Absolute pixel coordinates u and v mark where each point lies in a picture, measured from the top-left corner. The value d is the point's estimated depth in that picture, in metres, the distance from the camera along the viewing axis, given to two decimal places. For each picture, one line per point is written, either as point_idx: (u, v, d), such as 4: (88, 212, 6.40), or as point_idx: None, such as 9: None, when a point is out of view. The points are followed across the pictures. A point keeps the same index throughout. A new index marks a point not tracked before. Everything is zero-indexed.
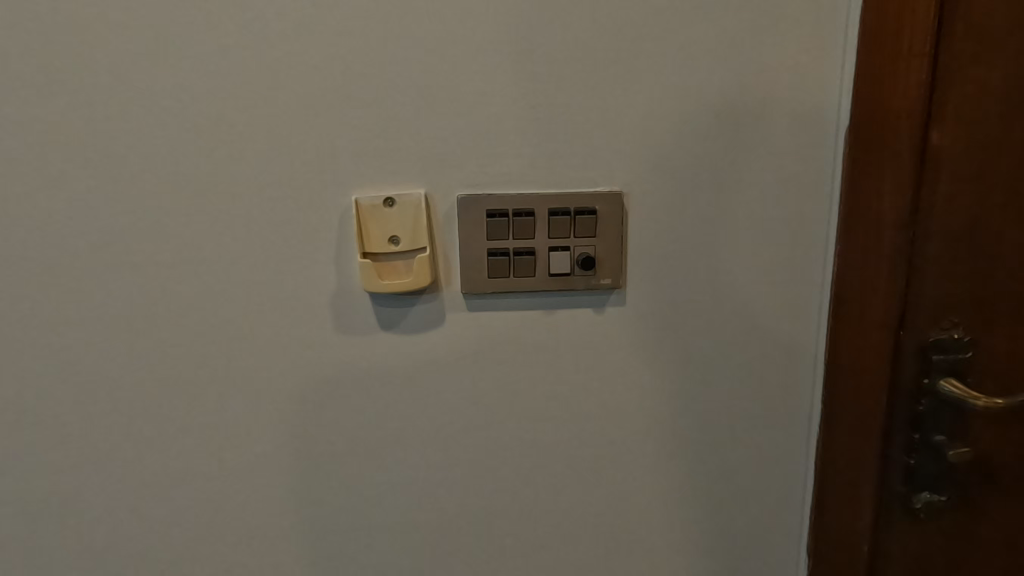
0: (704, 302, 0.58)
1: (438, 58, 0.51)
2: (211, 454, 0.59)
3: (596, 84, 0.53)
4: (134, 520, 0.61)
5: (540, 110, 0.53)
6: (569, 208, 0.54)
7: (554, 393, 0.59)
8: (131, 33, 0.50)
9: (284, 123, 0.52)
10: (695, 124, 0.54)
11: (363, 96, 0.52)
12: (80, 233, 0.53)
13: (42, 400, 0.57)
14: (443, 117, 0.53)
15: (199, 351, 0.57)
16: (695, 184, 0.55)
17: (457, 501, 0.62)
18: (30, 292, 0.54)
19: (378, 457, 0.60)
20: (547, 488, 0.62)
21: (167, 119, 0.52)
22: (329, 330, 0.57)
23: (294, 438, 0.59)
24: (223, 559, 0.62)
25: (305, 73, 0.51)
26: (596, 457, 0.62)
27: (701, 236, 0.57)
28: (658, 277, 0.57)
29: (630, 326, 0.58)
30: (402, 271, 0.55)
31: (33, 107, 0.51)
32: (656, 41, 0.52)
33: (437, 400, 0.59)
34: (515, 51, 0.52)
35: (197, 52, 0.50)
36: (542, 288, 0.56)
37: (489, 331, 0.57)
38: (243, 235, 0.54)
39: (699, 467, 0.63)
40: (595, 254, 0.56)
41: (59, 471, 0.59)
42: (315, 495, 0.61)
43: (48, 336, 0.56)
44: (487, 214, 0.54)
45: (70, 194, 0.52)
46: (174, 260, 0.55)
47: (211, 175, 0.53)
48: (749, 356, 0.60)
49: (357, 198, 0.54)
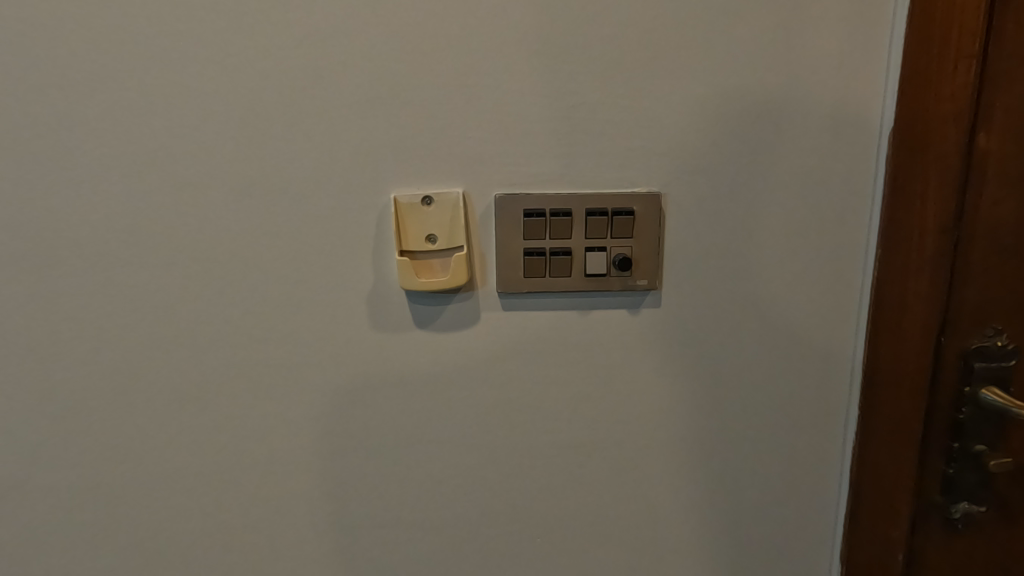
0: (741, 304, 0.58)
1: (478, 58, 0.52)
2: (246, 448, 0.60)
3: (635, 85, 0.53)
4: (170, 512, 0.62)
5: (579, 110, 0.53)
6: (606, 209, 0.54)
7: (587, 394, 0.59)
8: (177, 31, 0.51)
9: (325, 121, 0.53)
10: (735, 124, 0.54)
11: (403, 96, 0.52)
12: (124, 227, 0.55)
13: (84, 391, 0.58)
14: (482, 117, 0.53)
15: (237, 346, 0.57)
16: (734, 185, 0.55)
17: (487, 501, 0.62)
18: (75, 285, 0.56)
19: (410, 454, 0.61)
20: (577, 490, 0.62)
21: (211, 117, 0.52)
22: (365, 327, 0.57)
23: (328, 434, 0.60)
24: (256, 552, 0.63)
25: (347, 73, 0.52)
26: (627, 458, 0.61)
27: (739, 238, 0.56)
28: (695, 279, 0.57)
29: (666, 328, 0.58)
30: (439, 269, 0.55)
31: (82, 104, 0.52)
32: (698, 41, 0.52)
33: (470, 398, 0.59)
34: (554, 51, 0.52)
35: (241, 51, 0.51)
36: (577, 288, 0.56)
37: (523, 330, 0.58)
38: (283, 231, 0.55)
39: (732, 471, 0.62)
40: (631, 254, 0.55)
41: (98, 461, 0.60)
42: (346, 492, 0.62)
43: (90, 328, 0.57)
44: (524, 214, 0.54)
45: (116, 190, 0.54)
46: (214, 255, 0.55)
47: (252, 172, 0.54)
48: (785, 360, 0.59)
49: (396, 197, 0.54)
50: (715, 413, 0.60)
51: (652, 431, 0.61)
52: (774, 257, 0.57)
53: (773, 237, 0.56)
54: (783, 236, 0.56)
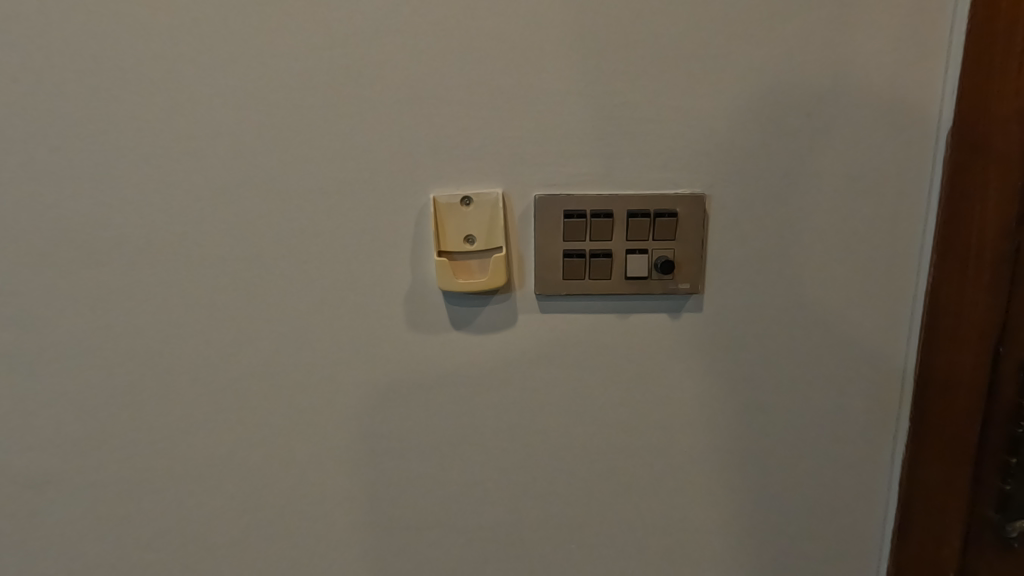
0: (787, 309, 0.56)
1: (519, 56, 0.51)
2: (281, 447, 0.60)
3: (680, 83, 0.51)
4: (206, 508, 0.62)
5: (621, 109, 0.52)
6: (648, 210, 0.53)
7: (625, 399, 0.58)
8: (220, 31, 0.51)
9: (366, 120, 0.53)
10: (783, 124, 0.52)
11: (444, 95, 0.52)
12: (165, 225, 0.55)
13: (123, 386, 0.59)
14: (522, 116, 0.52)
15: (274, 344, 0.58)
16: (782, 187, 0.53)
17: (520, 507, 0.61)
18: (117, 282, 0.56)
19: (445, 456, 0.60)
20: (612, 497, 0.61)
21: (253, 115, 0.53)
22: (402, 328, 0.57)
23: (363, 435, 0.60)
24: (291, 550, 0.63)
25: (388, 71, 0.51)
26: (665, 465, 0.60)
27: (785, 241, 0.55)
28: (739, 284, 0.55)
29: (707, 333, 0.57)
30: (477, 270, 0.55)
31: (128, 103, 0.52)
32: (746, 37, 0.50)
33: (505, 401, 0.58)
34: (597, 49, 0.51)
35: (283, 49, 0.51)
36: (617, 291, 0.55)
37: (561, 333, 0.57)
38: (322, 230, 0.55)
39: (773, 481, 0.60)
40: (673, 257, 0.54)
41: (137, 457, 0.61)
42: (380, 493, 0.61)
43: (131, 324, 0.57)
44: (565, 215, 0.53)
45: (159, 189, 0.54)
46: (253, 254, 0.56)
47: (292, 171, 0.54)
48: (832, 368, 0.57)
49: (435, 197, 0.54)
50: (758, 421, 0.59)
51: (692, 438, 0.59)
52: (822, 261, 0.55)
53: (822, 240, 0.54)
54: (832, 240, 0.54)
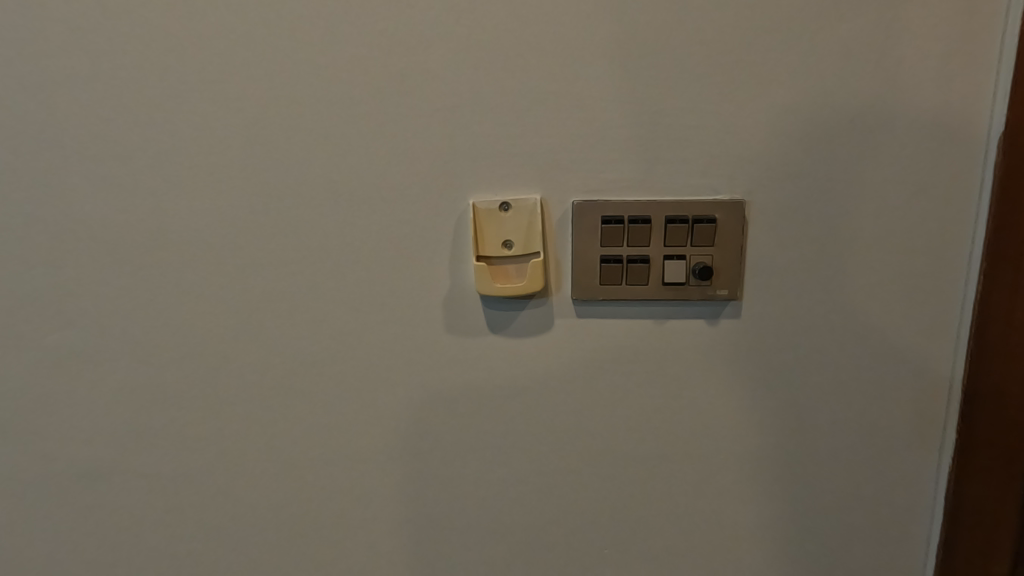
0: (827, 317, 0.55)
1: (559, 64, 0.52)
2: (322, 444, 0.62)
3: (720, 89, 0.51)
4: (250, 502, 0.65)
5: (660, 115, 0.52)
6: (687, 216, 0.53)
7: (661, 404, 0.58)
8: (270, 43, 0.53)
9: (408, 128, 0.54)
10: (826, 130, 0.51)
11: (484, 103, 0.53)
12: (216, 229, 0.57)
13: (175, 383, 0.62)
14: (561, 123, 0.53)
15: (316, 345, 0.59)
16: (824, 192, 0.53)
17: (554, 509, 0.62)
18: (171, 283, 0.59)
19: (480, 457, 0.61)
20: (646, 501, 0.61)
21: (300, 124, 0.54)
22: (440, 331, 0.58)
23: (401, 435, 0.61)
24: (331, 545, 0.65)
25: (430, 80, 0.53)
26: (700, 471, 0.60)
27: (827, 249, 0.54)
28: (779, 290, 0.55)
29: (745, 339, 0.56)
30: (515, 275, 0.56)
31: (183, 112, 0.55)
32: (787, 44, 0.50)
33: (541, 404, 0.59)
34: (637, 57, 0.51)
35: (329, 60, 0.53)
36: (654, 296, 0.55)
37: (597, 338, 0.57)
38: (365, 235, 0.56)
39: (811, 490, 0.60)
40: (711, 263, 0.54)
41: (187, 450, 0.64)
42: (417, 491, 0.63)
43: (183, 324, 0.60)
44: (602, 221, 0.54)
45: (210, 194, 0.57)
46: (298, 258, 0.58)
47: (336, 177, 0.55)
48: (874, 377, 0.56)
49: (474, 203, 0.55)
50: (796, 429, 0.58)
51: (727, 445, 0.59)
52: (865, 269, 0.54)
53: (865, 248, 0.54)
54: (876, 248, 0.54)
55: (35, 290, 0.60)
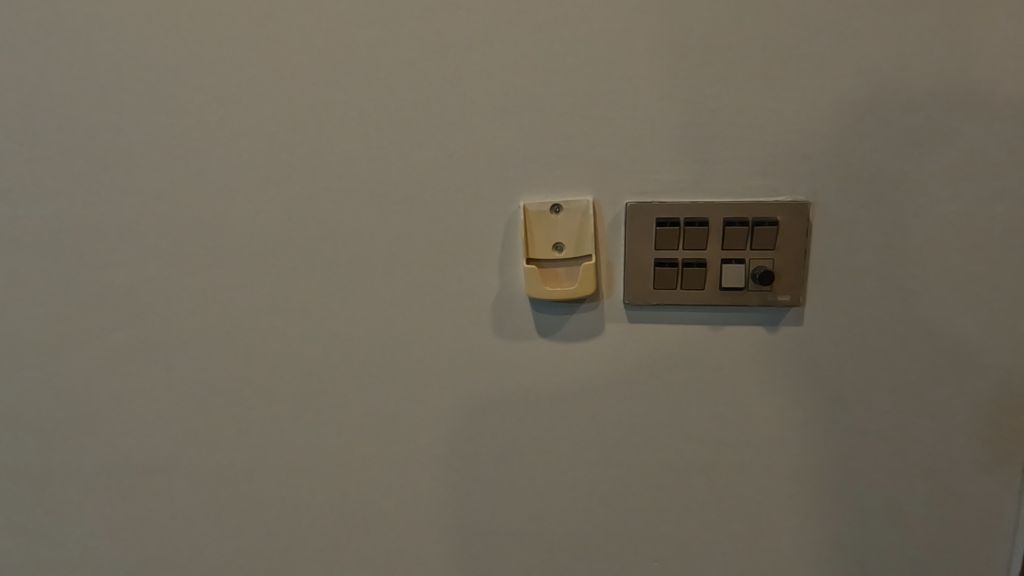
0: (896, 323, 0.53)
1: (612, 62, 0.50)
2: (368, 445, 0.62)
3: (784, 86, 0.49)
4: (297, 502, 0.65)
5: (719, 114, 0.50)
6: (746, 218, 0.51)
7: (716, 413, 0.56)
8: (322, 45, 0.53)
9: (457, 129, 0.54)
10: (897, 128, 0.49)
11: (536, 104, 0.52)
12: (267, 231, 0.58)
13: (226, 382, 0.63)
14: (615, 123, 0.52)
15: (363, 346, 0.59)
16: (894, 192, 0.50)
17: (602, 518, 0.61)
18: (223, 284, 0.60)
19: (527, 462, 0.60)
20: (699, 513, 0.59)
21: (351, 126, 0.55)
22: (488, 334, 0.57)
23: (447, 439, 0.61)
24: (375, 547, 0.65)
25: (480, 81, 0.52)
26: (756, 482, 0.58)
27: (896, 253, 0.51)
28: (842, 295, 0.53)
29: (807, 347, 0.54)
30: (565, 278, 0.54)
31: (237, 116, 0.56)
32: (856, 37, 0.48)
33: (589, 410, 0.58)
34: (694, 53, 0.50)
35: (380, 62, 0.53)
36: (710, 301, 0.53)
37: (649, 344, 0.55)
38: (413, 237, 0.56)
39: (876, 504, 0.57)
40: (772, 268, 0.52)
41: (236, 448, 0.64)
42: (465, 497, 0.62)
43: (234, 324, 0.61)
44: (657, 223, 0.52)
45: (262, 196, 0.57)
46: (347, 259, 0.58)
47: (386, 179, 0.55)
48: (947, 387, 0.53)
49: (525, 205, 0.54)
50: (859, 441, 0.56)
51: (785, 454, 0.57)
52: (939, 274, 0.51)
53: (939, 253, 0.51)
54: (951, 253, 0.51)
55: (99, 292, 0.62)
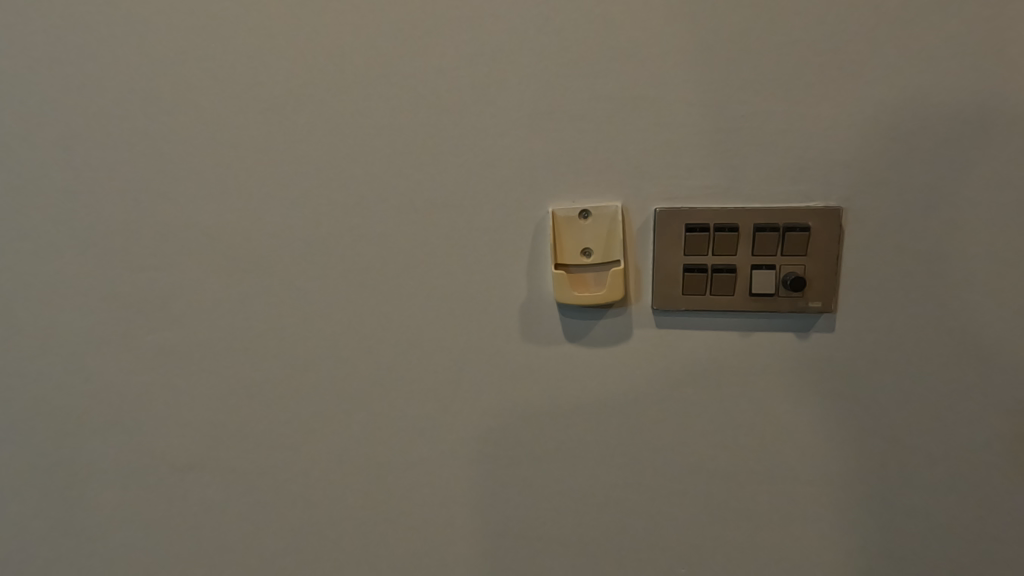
0: (930, 330, 0.52)
1: (641, 68, 0.51)
2: (395, 447, 0.63)
3: (815, 91, 0.49)
4: (325, 502, 0.66)
5: (749, 119, 0.50)
6: (777, 224, 0.51)
7: (745, 419, 0.56)
8: (355, 53, 0.54)
9: (486, 135, 0.54)
10: (933, 134, 0.48)
11: (565, 109, 0.52)
12: (298, 235, 0.59)
13: (257, 383, 0.64)
14: (645, 128, 0.52)
15: (391, 349, 0.60)
16: (930, 196, 0.49)
17: (629, 523, 0.61)
18: (255, 287, 0.61)
19: (553, 466, 0.60)
20: (728, 519, 0.59)
21: (381, 132, 0.56)
22: (516, 339, 0.58)
23: (474, 442, 0.61)
24: (401, 548, 0.66)
25: (510, 87, 0.53)
26: (785, 489, 0.57)
27: (931, 261, 0.51)
28: (875, 301, 0.52)
29: (838, 353, 0.53)
30: (593, 283, 0.55)
31: (270, 123, 0.57)
32: (890, 39, 0.47)
33: (616, 415, 0.58)
34: (724, 59, 0.50)
35: (411, 70, 0.54)
36: (740, 307, 0.53)
37: (677, 349, 0.55)
38: (442, 242, 0.57)
39: (908, 514, 0.56)
40: (803, 274, 0.52)
41: (265, 448, 0.66)
42: (493, 500, 0.63)
43: (265, 327, 0.62)
44: (686, 229, 0.52)
45: (295, 202, 0.59)
46: (377, 263, 0.59)
47: (415, 185, 0.56)
48: (984, 395, 0.52)
49: (554, 211, 0.54)
50: (891, 449, 0.55)
51: (816, 461, 0.56)
52: (975, 281, 0.50)
53: (975, 260, 0.50)
54: (988, 260, 0.50)
55: (138, 295, 0.64)
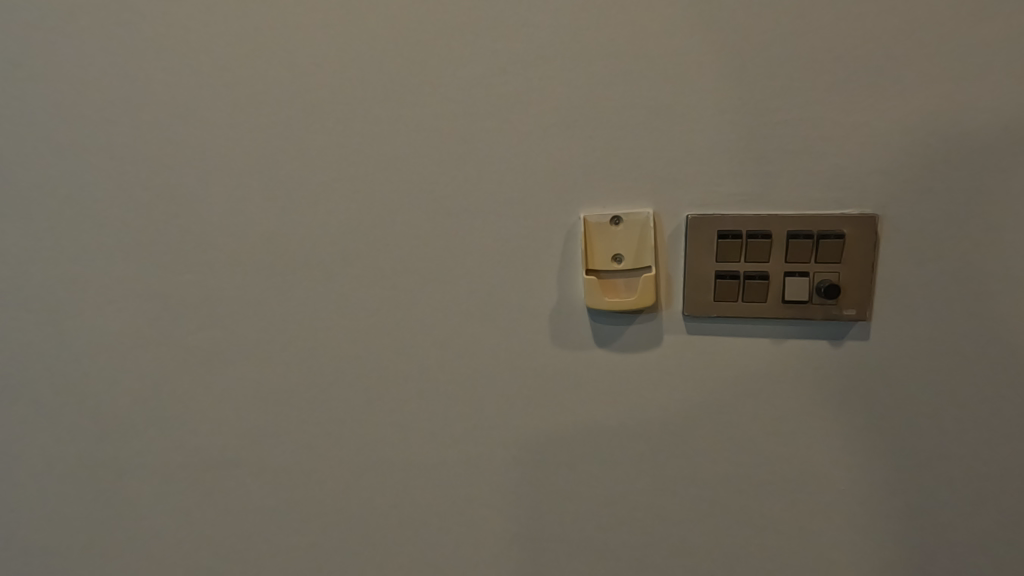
0: (968, 339, 0.51)
1: (674, 75, 0.51)
2: (425, 448, 0.64)
3: (850, 98, 0.49)
4: (354, 501, 0.67)
5: (783, 126, 0.50)
6: (811, 230, 0.51)
7: (776, 426, 0.56)
8: (391, 62, 0.56)
9: (519, 142, 0.55)
10: (971, 141, 0.48)
11: (598, 116, 0.53)
12: (333, 238, 0.61)
13: (290, 384, 0.65)
14: (677, 135, 0.52)
15: (422, 352, 0.61)
16: (968, 204, 0.49)
17: (657, 529, 0.61)
18: (290, 290, 0.63)
19: (582, 470, 0.61)
20: (758, 528, 0.59)
21: (415, 139, 0.57)
22: (546, 343, 0.58)
23: (502, 444, 0.62)
24: (429, 549, 0.67)
25: (542, 94, 0.54)
26: (818, 499, 0.57)
27: (969, 269, 0.50)
28: (910, 309, 0.51)
29: (872, 361, 0.53)
30: (624, 289, 0.55)
31: (308, 130, 0.59)
32: (927, 46, 0.47)
33: (645, 420, 0.58)
34: (757, 66, 0.50)
35: (446, 78, 0.55)
36: (772, 314, 0.53)
37: (708, 356, 0.55)
38: (474, 247, 0.58)
39: (944, 527, 0.55)
40: (837, 280, 0.51)
41: (297, 447, 0.67)
42: (522, 503, 0.63)
43: (299, 329, 0.64)
44: (719, 235, 0.52)
45: (330, 207, 0.60)
46: (409, 267, 0.60)
47: (449, 189, 0.57)
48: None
49: (585, 216, 0.55)
50: (927, 460, 0.54)
51: (848, 471, 0.56)
52: (1015, 289, 0.50)
53: (1015, 268, 0.49)
54: None
55: (177, 296, 0.66)
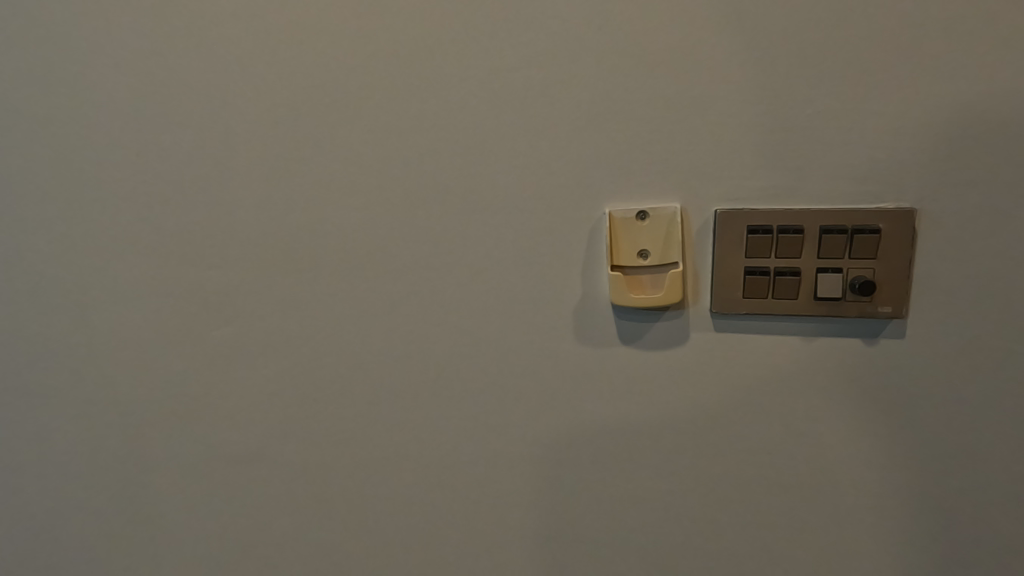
0: (1009, 338, 0.49)
1: (703, 66, 0.50)
2: (446, 444, 0.63)
3: (888, 87, 0.47)
4: (375, 497, 0.67)
5: (816, 118, 0.49)
6: (844, 225, 0.49)
7: (806, 426, 0.54)
8: (413, 57, 0.55)
9: (543, 136, 0.54)
10: (1016, 133, 0.46)
11: (625, 109, 0.52)
12: (354, 235, 0.60)
13: (311, 380, 0.65)
14: (707, 127, 0.51)
15: (443, 348, 0.61)
16: (1011, 198, 0.47)
17: (681, 528, 0.60)
18: (312, 286, 0.63)
19: (605, 468, 0.60)
20: (786, 530, 0.58)
21: (437, 134, 0.56)
22: (569, 340, 0.58)
23: (524, 442, 0.61)
24: (449, 545, 0.67)
25: (567, 88, 0.53)
26: (847, 500, 0.56)
27: (1011, 265, 0.48)
28: (949, 307, 0.50)
29: (907, 360, 0.51)
30: (649, 285, 0.54)
31: (330, 126, 0.58)
32: (971, 33, 0.45)
33: (670, 419, 0.57)
34: (791, 56, 0.48)
35: (468, 73, 0.54)
36: (803, 311, 0.51)
37: (736, 353, 0.54)
38: (496, 243, 0.57)
39: (980, 530, 0.54)
40: (872, 277, 0.50)
41: (318, 442, 0.67)
42: (544, 501, 0.62)
43: (321, 325, 0.63)
44: (748, 230, 0.51)
45: (351, 203, 0.60)
46: (431, 263, 0.59)
47: (471, 185, 0.57)
48: None
49: (611, 211, 0.54)
50: (963, 462, 0.52)
51: (880, 472, 0.54)
52: None
53: None
54: None
55: (199, 292, 0.66)
